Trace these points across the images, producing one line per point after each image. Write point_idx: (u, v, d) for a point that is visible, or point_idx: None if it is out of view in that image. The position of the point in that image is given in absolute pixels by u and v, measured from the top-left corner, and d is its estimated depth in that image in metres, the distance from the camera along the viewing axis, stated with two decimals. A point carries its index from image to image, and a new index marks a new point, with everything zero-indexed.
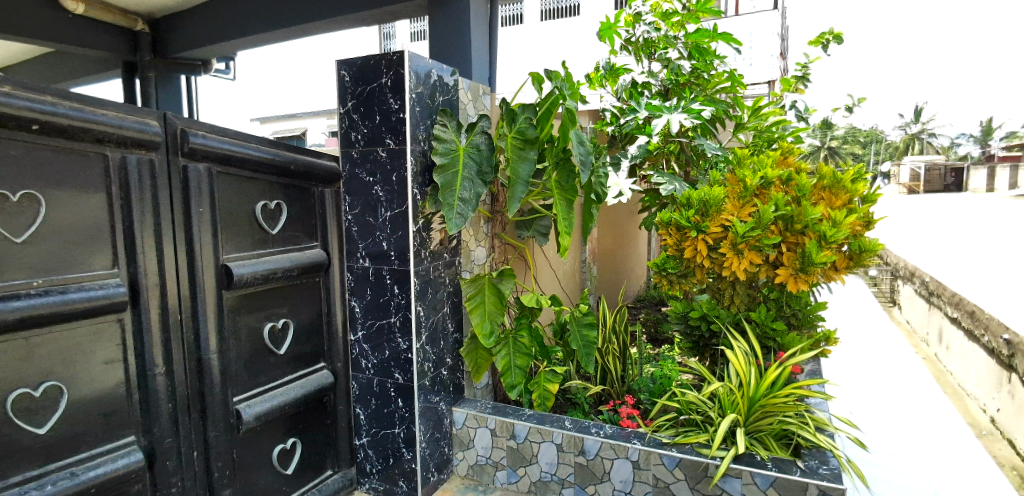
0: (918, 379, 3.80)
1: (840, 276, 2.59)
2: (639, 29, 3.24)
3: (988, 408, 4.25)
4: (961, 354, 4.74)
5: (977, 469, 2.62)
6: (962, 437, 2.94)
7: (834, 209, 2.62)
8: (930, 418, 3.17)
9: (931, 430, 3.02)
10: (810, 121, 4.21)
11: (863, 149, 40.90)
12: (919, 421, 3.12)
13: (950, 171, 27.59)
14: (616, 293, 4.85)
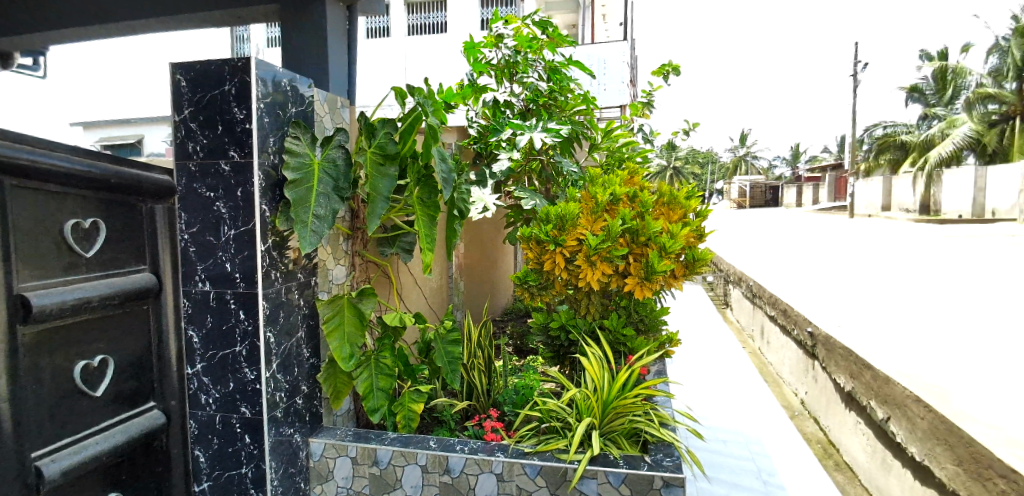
0: (745, 373, 4.27)
1: (679, 284, 2.83)
2: (501, 50, 3.35)
3: (798, 390, 4.54)
4: (775, 348, 5.35)
5: (791, 447, 3.00)
6: (780, 420, 3.35)
7: (671, 222, 2.89)
8: (757, 407, 3.58)
9: (756, 417, 3.41)
10: (655, 143, 4.57)
11: (700, 170, 47.16)
12: (748, 410, 3.51)
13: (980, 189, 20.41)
14: (483, 306, 4.85)
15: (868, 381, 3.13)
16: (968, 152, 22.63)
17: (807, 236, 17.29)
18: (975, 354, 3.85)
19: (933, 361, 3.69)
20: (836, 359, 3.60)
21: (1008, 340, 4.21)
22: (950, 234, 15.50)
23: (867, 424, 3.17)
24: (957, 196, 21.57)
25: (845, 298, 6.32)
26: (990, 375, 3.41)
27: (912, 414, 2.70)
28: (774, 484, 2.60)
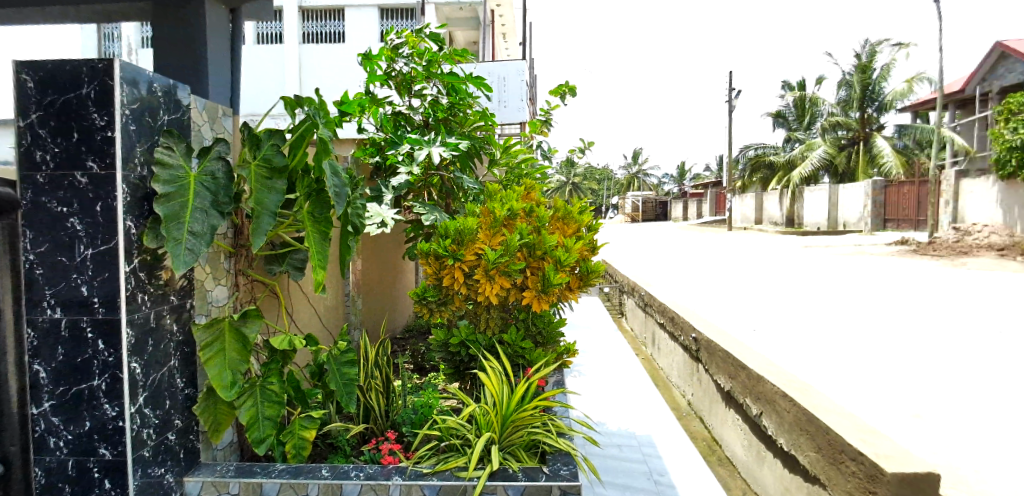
0: (636, 379, 4.47)
1: (574, 296, 2.91)
2: (398, 64, 3.34)
3: (685, 392, 4.82)
4: (664, 353, 5.68)
5: (679, 446, 3.19)
6: (668, 422, 3.57)
7: (566, 236, 2.99)
8: (648, 410, 3.77)
9: (649, 420, 3.59)
10: (554, 160, 4.61)
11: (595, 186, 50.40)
12: (640, 414, 3.69)
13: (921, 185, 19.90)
14: (382, 324, 4.67)
15: (744, 380, 3.41)
16: (824, 172, 26.09)
17: (692, 247, 18.81)
18: (828, 351, 4.37)
19: (795, 359, 4.13)
20: (717, 361, 3.88)
21: (839, 336, 4.87)
22: (807, 244, 17.69)
23: (744, 420, 3.44)
24: (817, 210, 24.72)
25: (721, 303, 6.92)
26: (840, 369, 3.88)
27: (780, 407, 2.97)
28: (665, 483, 2.75)
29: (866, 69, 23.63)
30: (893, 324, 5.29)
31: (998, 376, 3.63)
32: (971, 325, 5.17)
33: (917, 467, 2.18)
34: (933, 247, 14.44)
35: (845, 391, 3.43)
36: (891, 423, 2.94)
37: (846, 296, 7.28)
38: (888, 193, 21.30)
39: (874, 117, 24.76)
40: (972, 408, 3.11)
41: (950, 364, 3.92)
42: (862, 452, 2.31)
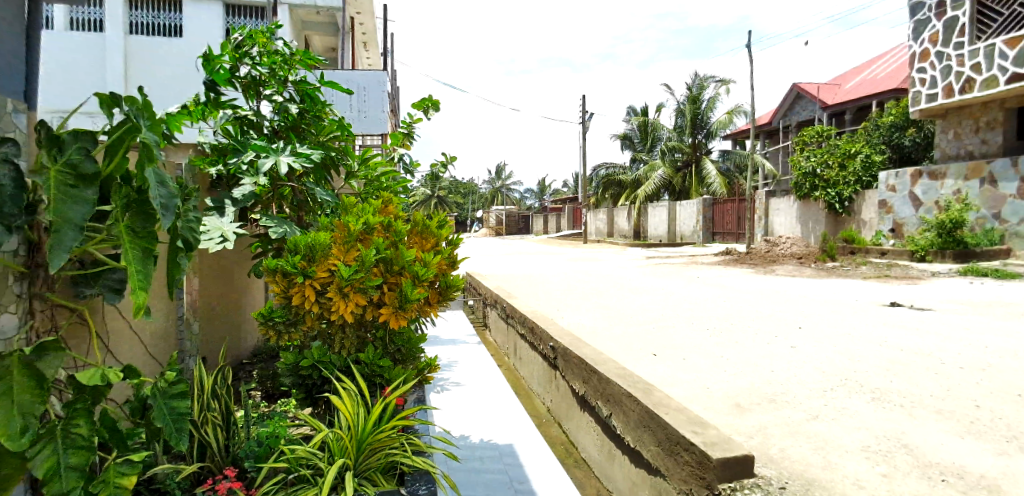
0: (498, 390, 4.56)
1: (432, 312, 2.90)
2: (244, 66, 3.14)
3: (545, 399, 5.00)
4: (524, 363, 5.85)
5: (540, 453, 3.31)
6: (529, 429, 3.69)
7: (424, 251, 2.98)
8: (510, 420, 3.87)
9: (512, 430, 3.67)
10: (415, 173, 4.56)
11: (452, 201, 51.77)
12: (502, 424, 3.78)
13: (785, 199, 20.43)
14: (221, 349, 4.21)
15: (596, 383, 3.63)
16: (664, 190, 29.21)
17: (548, 258, 19.77)
18: (668, 351, 4.82)
19: (640, 362, 4.50)
20: (572, 367, 4.09)
21: (679, 338, 5.39)
22: (648, 256, 19.72)
23: (596, 422, 3.67)
24: (660, 225, 27.75)
25: (576, 311, 7.33)
26: (677, 368, 4.30)
27: (626, 407, 3.21)
28: (524, 490, 2.84)
29: (695, 100, 27.24)
30: (719, 323, 6.03)
31: (796, 364, 4.30)
32: (776, 321, 6.10)
33: (737, 451, 2.54)
34: (749, 256, 16.68)
35: (680, 388, 3.81)
36: (718, 414, 3.33)
37: (679, 299, 8.16)
38: (715, 210, 25.08)
39: (703, 142, 28.20)
40: (778, 394, 3.64)
41: (750, 356, 4.59)
42: (694, 442, 2.62)
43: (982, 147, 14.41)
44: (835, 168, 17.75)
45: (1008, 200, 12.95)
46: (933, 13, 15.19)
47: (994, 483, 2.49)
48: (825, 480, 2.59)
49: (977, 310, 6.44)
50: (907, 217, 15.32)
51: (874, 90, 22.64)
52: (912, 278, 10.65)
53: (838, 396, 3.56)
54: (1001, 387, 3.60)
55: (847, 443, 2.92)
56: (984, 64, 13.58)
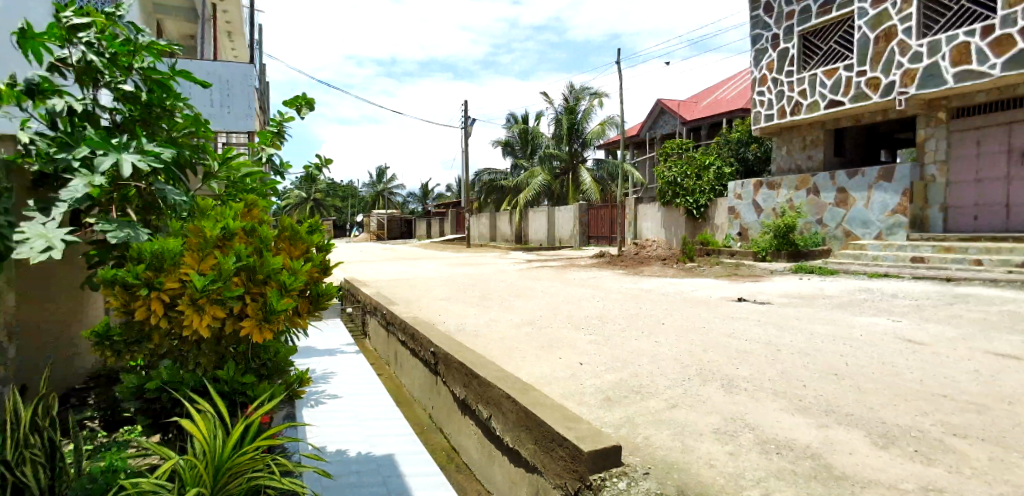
0: (375, 404, 4.50)
1: (302, 323, 2.78)
2: (76, 47, 2.75)
3: (427, 406, 5.00)
4: (406, 370, 5.75)
5: (419, 467, 3.42)
6: (407, 443, 3.76)
7: (293, 258, 2.86)
8: (387, 433, 3.89)
9: (390, 444, 3.72)
10: (288, 173, 4.24)
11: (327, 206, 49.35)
12: (379, 438, 3.79)
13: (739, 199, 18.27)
14: (47, 373, 3.63)
15: (476, 388, 3.72)
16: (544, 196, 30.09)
17: (428, 263, 19.44)
18: (547, 351, 5.02)
19: (520, 363, 4.64)
20: (453, 372, 4.14)
21: (557, 337, 5.63)
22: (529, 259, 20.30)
23: (477, 425, 3.79)
24: (540, 229, 29.16)
25: (460, 315, 7.33)
26: (555, 367, 4.50)
27: (506, 408, 3.37)
28: None
29: (572, 110, 28.87)
30: (594, 321, 6.40)
31: (660, 357, 4.69)
32: (643, 317, 6.60)
33: (606, 443, 2.76)
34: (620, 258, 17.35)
35: (557, 386, 4.01)
36: (591, 408, 3.55)
37: (558, 300, 8.50)
38: (591, 214, 26.56)
39: (579, 151, 29.98)
40: (644, 385, 3.95)
41: (620, 352, 4.90)
42: (568, 438, 2.80)
43: (808, 162, 17.00)
44: (694, 178, 19.77)
45: (828, 207, 15.58)
46: (770, 43, 17.39)
47: (816, 450, 2.91)
48: (682, 463, 2.86)
49: (801, 302, 7.52)
50: (751, 222, 17.77)
51: (725, 109, 25.82)
52: (755, 275, 11.99)
53: (694, 384, 3.94)
54: (821, 368, 4.23)
55: (701, 427, 3.24)
56: (808, 91, 15.98)
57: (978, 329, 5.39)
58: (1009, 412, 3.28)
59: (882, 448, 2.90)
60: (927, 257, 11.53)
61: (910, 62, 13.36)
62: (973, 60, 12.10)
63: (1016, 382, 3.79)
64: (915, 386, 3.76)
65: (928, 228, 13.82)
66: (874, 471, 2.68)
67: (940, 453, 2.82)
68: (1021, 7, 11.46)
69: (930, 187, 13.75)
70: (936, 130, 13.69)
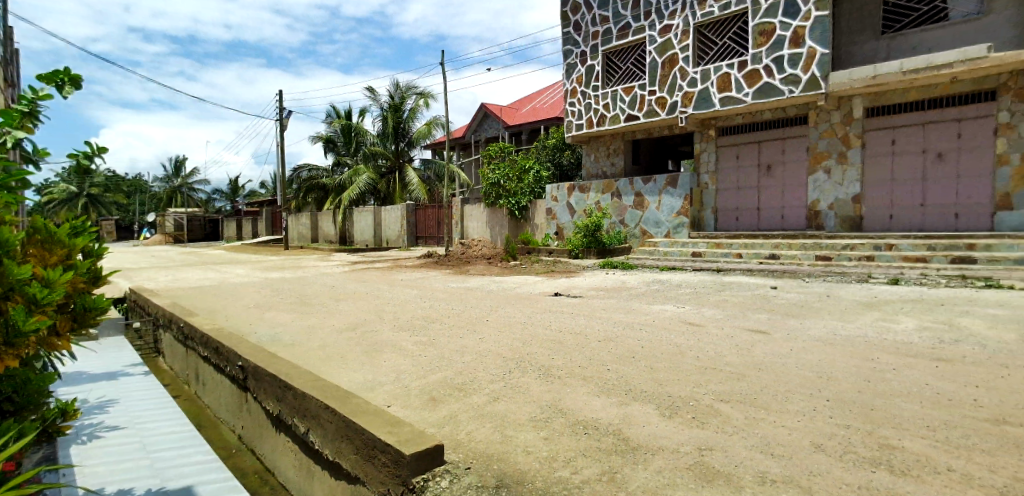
0: (167, 435, 4.04)
1: (61, 345, 2.29)
2: None
3: (236, 428, 4.63)
4: (211, 390, 5.17)
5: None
6: (211, 477, 3.54)
7: (47, 266, 2.33)
8: (184, 469, 3.60)
9: (190, 478, 3.49)
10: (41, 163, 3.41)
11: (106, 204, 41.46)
12: (176, 474, 3.50)
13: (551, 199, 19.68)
14: None
15: (291, 401, 3.58)
16: (370, 195, 29.75)
17: (233, 268, 17.35)
18: (371, 356, 4.88)
19: (342, 371, 4.46)
20: (264, 387, 3.88)
21: (384, 340, 5.52)
22: (355, 261, 19.43)
23: (293, 440, 3.66)
24: (365, 229, 28.08)
25: (274, 324, 6.73)
26: (379, 372, 4.40)
27: (324, 420, 3.29)
28: None
29: (397, 108, 28.37)
30: (421, 322, 6.39)
31: (483, 352, 4.87)
32: (469, 315, 6.78)
33: (428, 444, 2.78)
34: (447, 258, 17.00)
35: (380, 391, 3.94)
36: (414, 410, 3.56)
37: (385, 302, 8.29)
38: (417, 214, 26.35)
39: (405, 151, 29.58)
40: (467, 382, 4.06)
41: (446, 351, 4.99)
42: (389, 444, 2.77)
43: (611, 169, 18.95)
44: (515, 180, 20.47)
45: (628, 209, 17.46)
46: (579, 58, 18.77)
47: (617, 426, 3.27)
48: (502, 453, 3.01)
49: (608, 294, 8.43)
50: (565, 222, 19.28)
51: (542, 117, 27.29)
52: (571, 271, 12.92)
53: (513, 376, 4.16)
54: (622, 352, 4.78)
55: (519, 416, 3.45)
56: (611, 104, 17.70)
57: (736, 310, 6.60)
58: (757, 377, 4.06)
59: (668, 418, 3.37)
60: (702, 252, 13.76)
61: (688, 86, 15.84)
62: (733, 88, 14.91)
63: (762, 351, 4.72)
64: (692, 362, 4.45)
65: (704, 227, 16.60)
66: (661, 438, 3.12)
67: (710, 416, 3.38)
68: (764, 48, 14.34)
69: (705, 192, 16.56)
70: (708, 145, 16.46)
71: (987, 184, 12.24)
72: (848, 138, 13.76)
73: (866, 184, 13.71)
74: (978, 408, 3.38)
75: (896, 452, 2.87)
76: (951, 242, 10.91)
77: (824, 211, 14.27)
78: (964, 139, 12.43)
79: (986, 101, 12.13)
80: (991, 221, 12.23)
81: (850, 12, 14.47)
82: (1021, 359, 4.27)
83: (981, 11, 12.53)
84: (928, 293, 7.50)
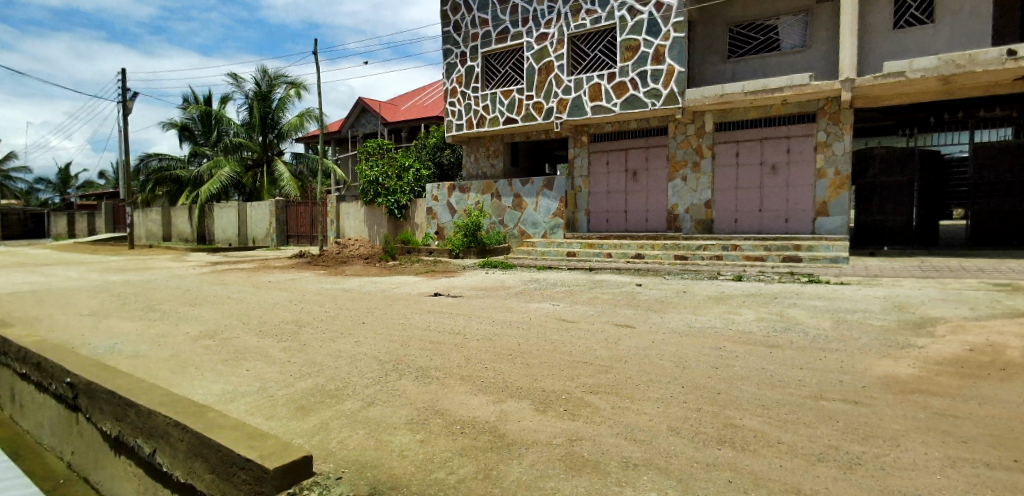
0: None
1: None
2: None
3: (64, 455, 4.07)
4: (31, 414, 4.46)
5: None
6: None
7: None
8: None
9: None
10: None
11: None
12: None
13: (430, 198, 19.75)
14: None
15: (133, 419, 3.20)
16: (232, 190, 27.91)
17: (63, 271, 15.04)
18: (232, 366, 4.53)
19: (198, 386, 4.09)
20: (99, 406, 3.43)
21: (250, 348, 5.15)
22: (217, 262, 17.78)
23: (137, 463, 3.31)
24: (228, 227, 27.08)
25: (114, 334, 5.96)
26: (241, 383, 4.08)
27: (174, 438, 2.97)
28: None
29: (264, 97, 26.04)
30: (290, 327, 6.04)
31: (358, 356, 4.74)
32: (346, 318, 6.55)
33: (295, 455, 2.61)
34: (321, 258, 16.17)
35: (243, 405, 3.68)
36: (280, 422, 3.37)
37: (250, 306, 7.72)
38: (288, 212, 25.48)
39: (274, 143, 27.12)
40: (340, 389, 3.92)
41: (315, 357, 4.77)
42: (249, 459, 2.55)
43: (491, 170, 19.18)
44: (394, 179, 20.17)
45: (507, 210, 17.96)
46: (458, 59, 18.88)
47: (493, 424, 3.32)
48: (376, 459, 2.92)
49: (487, 293, 8.57)
50: (445, 222, 19.37)
51: (424, 115, 25.86)
52: (450, 271, 12.93)
53: (390, 380, 4.09)
54: (498, 350, 4.89)
55: (394, 420, 3.38)
56: (489, 106, 17.98)
57: (605, 307, 7.04)
58: (623, 369, 4.35)
59: (541, 412, 3.49)
60: (576, 252, 14.54)
61: (563, 93, 16.49)
62: (603, 98, 15.80)
63: (627, 344, 5.08)
64: (564, 357, 4.68)
65: (577, 228, 17.50)
66: (534, 432, 3.22)
67: (580, 408, 3.55)
68: (630, 63, 15.32)
69: (578, 195, 17.52)
70: (581, 150, 17.33)
71: (809, 193, 14.08)
72: (701, 149, 15.28)
73: (716, 191, 15.26)
74: (802, 387, 3.90)
75: (738, 430, 3.22)
76: (782, 243, 12.50)
77: (681, 215, 15.68)
78: (791, 154, 14.24)
79: (808, 122, 13.99)
80: (812, 225, 14.07)
81: (702, 36, 15.71)
82: (832, 343, 5.02)
83: (805, 44, 14.37)
84: (764, 288, 8.56)
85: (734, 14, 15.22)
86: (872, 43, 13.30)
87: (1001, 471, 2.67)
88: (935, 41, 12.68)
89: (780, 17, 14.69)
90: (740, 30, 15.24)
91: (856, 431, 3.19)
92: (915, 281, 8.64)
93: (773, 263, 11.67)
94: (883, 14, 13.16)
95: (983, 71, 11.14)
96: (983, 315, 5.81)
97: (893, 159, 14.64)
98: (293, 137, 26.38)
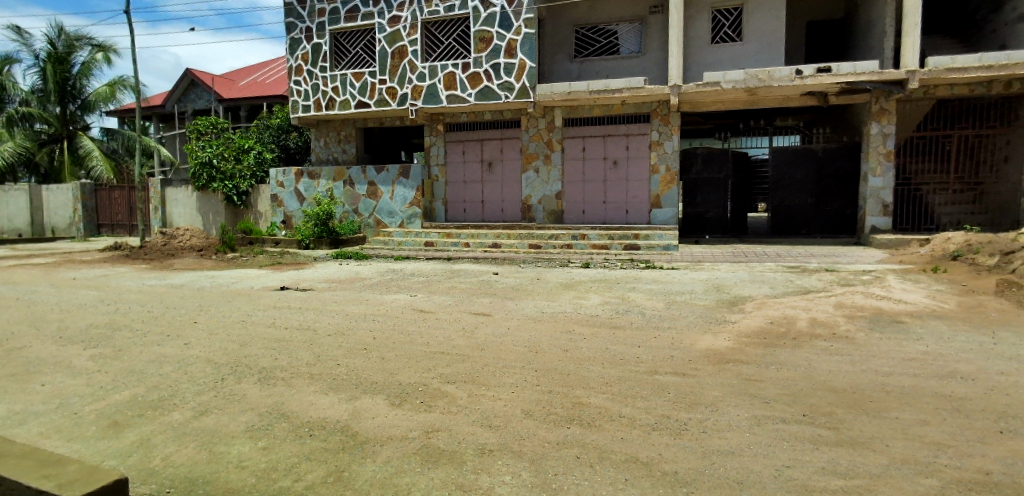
0: None
1: None
2: None
3: None
4: None
5: None
6: None
7: None
8: None
9: None
10: None
11: None
12: None
13: (277, 184, 18.31)
14: None
15: None
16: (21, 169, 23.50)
17: None
18: (18, 384, 3.80)
19: None
20: None
21: (37, 358, 4.37)
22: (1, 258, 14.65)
23: None
24: (16, 215, 22.48)
25: None
26: (28, 406, 3.43)
27: None
28: None
29: (62, 59, 22.10)
30: (101, 331, 5.22)
31: (189, 361, 4.27)
32: (172, 317, 5.86)
33: (106, 480, 2.24)
34: (143, 251, 14.22)
35: (35, 427, 3.11)
36: (85, 443, 2.91)
37: (44, 309, 6.51)
38: (99, 198, 22.28)
39: (77, 115, 23.31)
40: (166, 399, 3.51)
41: (121, 364, 4.20)
42: (40, 491, 2.12)
43: (342, 155, 18.35)
44: (230, 161, 18.49)
45: (361, 198, 17.41)
46: (303, 34, 17.65)
47: (345, 423, 3.18)
48: (209, 474, 2.63)
49: (339, 286, 8.18)
50: (293, 210, 18.13)
51: (267, 94, 23.56)
52: (299, 263, 12.18)
53: (227, 384, 3.76)
54: (352, 344, 4.73)
55: (233, 429, 3.10)
56: (340, 89, 17.13)
57: (463, 296, 7.13)
58: (478, 357, 4.45)
59: (396, 406, 3.43)
60: (434, 241, 14.49)
61: (417, 79, 16.30)
62: (458, 87, 15.91)
63: (484, 331, 5.22)
64: (421, 348, 4.65)
65: (434, 217, 17.59)
66: (389, 428, 3.14)
67: (436, 399, 3.56)
68: (484, 54, 15.63)
69: (435, 184, 17.59)
70: (437, 139, 17.36)
71: (645, 187, 15.58)
72: (551, 143, 16.11)
73: (566, 183, 16.21)
74: (639, 363, 4.32)
75: (585, 408, 3.46)
76: (623, 233, 13.67)
77: (535, 205, 16.43)
78: (630, 150, 15.61)
79: (644, 123, 15.44)
80: (648, 216, 15.61)
81: (551, 34, 16.51)
82: (664, 322, 5.64)
83: (640, 49, 15.82)
84: (608, 274, 9.34)
85: (580, 17, 16.24)
86: (696, 54, 15.02)
87: (794, 424, 3.20)
88: (745, 57, 14.72)
89: (619, 23, 15.98)
90: (585, 32, 16.30)
91: (684, 399, 3.60)
92: (730, 265, 10.03)
93: (615, 251, 12.82)
94: (702, 29, 14.92)
95: (780, 86, 13.16)
96: (780, 293, 6.93)
97: (712, 159, 16.41)
98: (103, 109, 22.94)
